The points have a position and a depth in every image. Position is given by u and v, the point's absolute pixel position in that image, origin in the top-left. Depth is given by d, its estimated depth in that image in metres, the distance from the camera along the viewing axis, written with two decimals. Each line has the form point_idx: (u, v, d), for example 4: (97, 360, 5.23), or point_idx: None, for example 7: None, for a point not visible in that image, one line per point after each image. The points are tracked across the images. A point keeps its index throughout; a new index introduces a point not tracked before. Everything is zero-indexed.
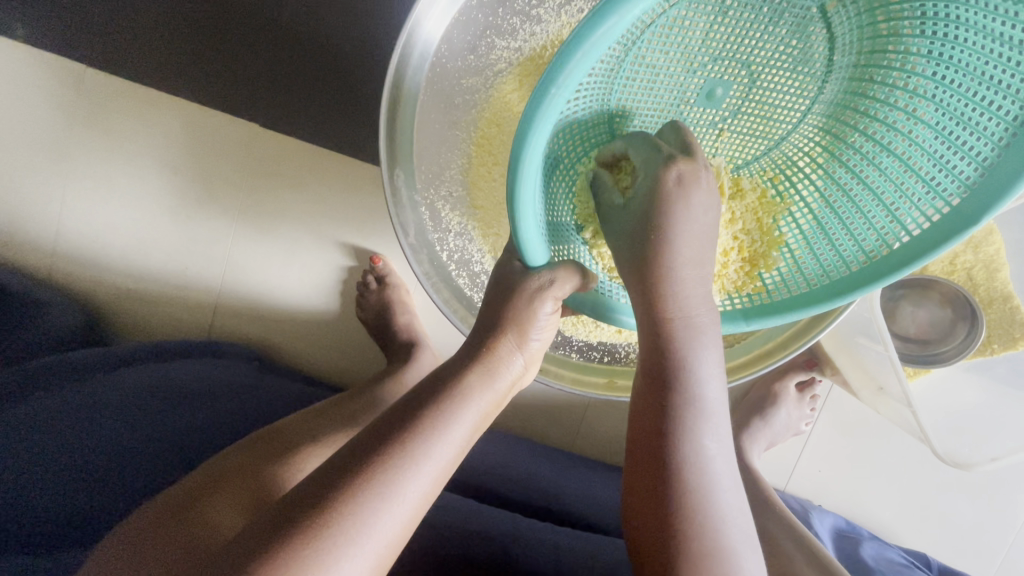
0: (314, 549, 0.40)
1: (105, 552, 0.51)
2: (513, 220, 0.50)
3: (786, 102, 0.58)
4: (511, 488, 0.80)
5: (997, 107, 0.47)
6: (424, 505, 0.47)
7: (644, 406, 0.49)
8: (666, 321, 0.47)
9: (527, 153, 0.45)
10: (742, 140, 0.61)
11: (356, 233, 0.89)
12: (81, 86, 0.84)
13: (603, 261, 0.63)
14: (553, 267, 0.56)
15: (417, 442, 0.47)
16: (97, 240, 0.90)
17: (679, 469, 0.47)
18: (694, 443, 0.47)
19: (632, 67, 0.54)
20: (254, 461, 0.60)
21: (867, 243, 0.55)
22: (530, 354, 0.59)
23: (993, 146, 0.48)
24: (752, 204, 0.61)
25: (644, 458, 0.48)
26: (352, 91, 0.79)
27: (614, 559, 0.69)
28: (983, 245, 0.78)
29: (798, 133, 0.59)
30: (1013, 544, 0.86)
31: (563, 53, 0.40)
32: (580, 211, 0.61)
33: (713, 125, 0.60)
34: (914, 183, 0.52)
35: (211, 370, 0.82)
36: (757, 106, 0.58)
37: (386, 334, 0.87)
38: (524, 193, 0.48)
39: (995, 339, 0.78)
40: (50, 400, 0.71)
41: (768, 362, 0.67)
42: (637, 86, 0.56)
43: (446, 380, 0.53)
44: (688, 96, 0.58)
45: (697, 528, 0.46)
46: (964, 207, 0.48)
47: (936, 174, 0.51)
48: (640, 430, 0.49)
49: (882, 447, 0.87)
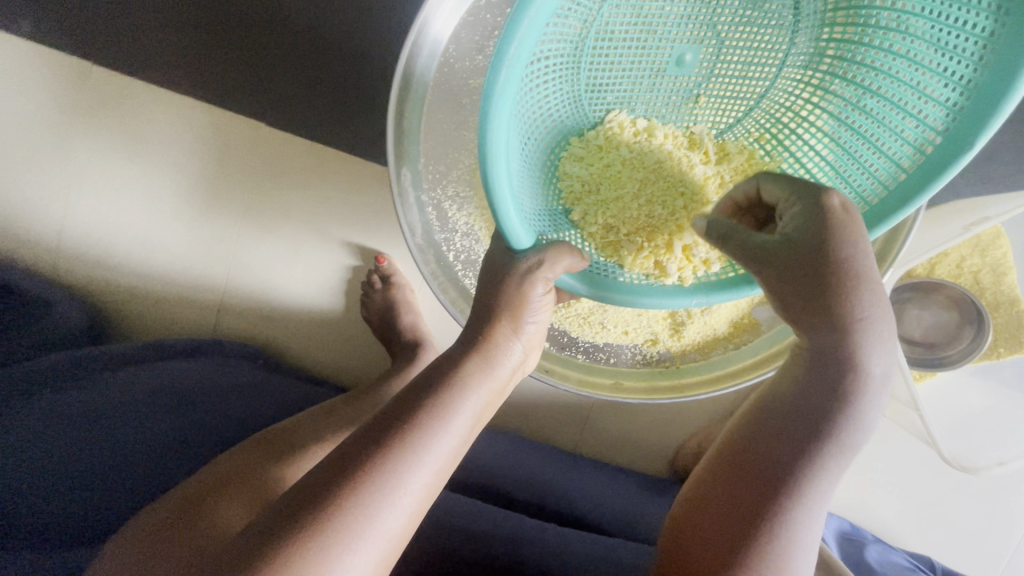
0: (318, 547, 0.40)
1: (111, 554, 0.51)
2: (493, 206, 0.50)
3: (756, 63, 0.62)
4: (516, 488, 0.80)
5: (970, 25, 0.47)
6: (425, 500, 0.47)
7: (774, 432, 0.52)
8: (857, 355, 0.49)
9: (491, 127, 0.46)
10: (721, 103, 0.64)
11: (361, 233, 0.89)
12: (87, 84, 0.84)
13: (594, 241, 0.63)
14: (542, 249, 0.55)
15: (418, 435, 0.47)
16: (100, 238, 0.90)
17: (794, 478, 0.50)
18: (824, 461, 0.50)
19: (597, 43, 0.59)
20: (260, 460, 0.60)
21: (863, 189, 0.56)
22: (528, 340, 0.58)
23: (973, 66, 0.47)
24: (741, 166, 0.63)
25: (748, 479, 0.51)
26: (359, 93, 0.80)
27: (621, 559, 0.68)
28: (990, 249, 0.77)
29: (778, 85, 0.62)
30: (1017, 548, 0.86)
31: (511, 25, 0.43)
32: (568, 193, 0.63)
33: (690, 92, 0.64)
34: (901, 119, 0.53)
35: (216, 369, 0.82)
36: (730, 65, 0.62)
37: (390, 334, 0.87)
38: (499, 175, 0.49)
39: (1001, 343, 0.78)
40: (51, 400, 0.71)
41: (772, 364, 0.67)
42: (606, 62, 0.61)
43: (446, 371, 0.52)
44: (659, 66, 0.62)
45: (778, 533, 0.49)
46: (955, 134, 0.49)
47: (919, 105, 0.52)
48: (757, 453, 0.52)
49: (886, 449, 0.87)
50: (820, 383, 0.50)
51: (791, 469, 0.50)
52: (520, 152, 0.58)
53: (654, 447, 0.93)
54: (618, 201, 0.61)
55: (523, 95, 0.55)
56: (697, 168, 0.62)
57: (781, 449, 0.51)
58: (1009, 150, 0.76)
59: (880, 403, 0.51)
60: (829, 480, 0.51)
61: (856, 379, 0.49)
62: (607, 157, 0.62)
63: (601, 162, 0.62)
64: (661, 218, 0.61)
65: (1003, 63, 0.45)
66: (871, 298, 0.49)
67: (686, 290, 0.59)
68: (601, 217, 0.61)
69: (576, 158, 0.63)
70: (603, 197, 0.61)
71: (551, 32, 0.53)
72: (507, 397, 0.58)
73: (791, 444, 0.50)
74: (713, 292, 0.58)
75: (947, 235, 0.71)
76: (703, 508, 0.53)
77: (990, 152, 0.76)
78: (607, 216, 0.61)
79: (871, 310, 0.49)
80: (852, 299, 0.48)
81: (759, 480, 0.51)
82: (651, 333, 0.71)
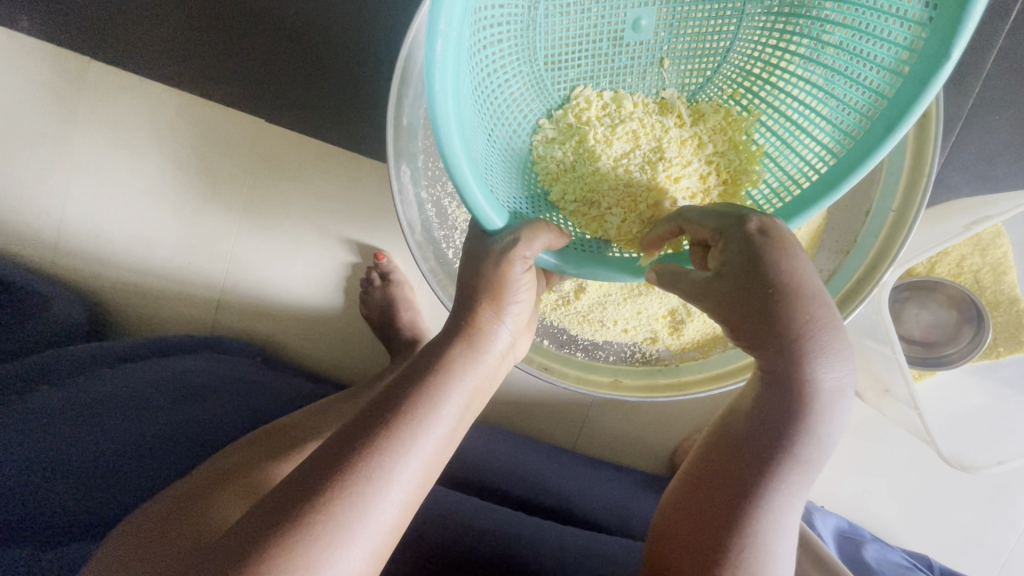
0: (306, 537, 0.40)
1: (109, 548, 0.51)
2: (454, 176, 0.49)
3: (713, 24, 0.63)
4: (513, 484, 0.80)
5: None
6: (419, 488, 0.47)
7: (735, 434, 0.52)
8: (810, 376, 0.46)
9: (438, 100, 0.47)
10: (686, 64, 0.65)
11: (361, 230, 0.89)
12: (85, 79, 0.84)
13: (576, 219, 0.62)
14: (516, 228, 0.52)
15: (406, 423, 0.47)
16: (98, 234, 0.90)
17: (755, 500, 0.49)
18: (782, 483, 0.49)
19: (547, 18, 0.61)
20: (258, 458, 0.61)
21: (847, 125, 0.54)
22: (515, 322, 0.58)
23: None
24: (719, 125, 0.62)
25: (714, 477, 0.52)
26: (360, 91, 0.80)
27: (620, 556, 0.68)
28: (991, 248, 0.77)
29: (739, 41, 0.63)
30: (1016, 546, 0.86)
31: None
32: (544, 175, 0.62)
33: (653, 56, 0.64)
34: (874, 46, 0.52)
35: (216, 366, 0.82)
36: (689, 24, 0.63)
37: (390, 333, 0.87)
38: (455, 146, 0.48)
39: (1001, 342, 0.79)
40: (48, 396, 0.71)
41: (712, 386, 0.70)
42: (561, 37, 0.62)
43: (436, 361, 0.52)
44: (616, 33, 0.63)
45: (743, 552, 0.50)
46: (930, 48, 0.47)
47: (889, 26, 0.50)
48: (719, 453, 0.52)
49: (883, 447, 0.87)
50: (771, 408, 0.48)
51: (751, 490, 0.49)
52: (484, 134, 0.58)
53: (652, 446, 0.93)
54: (595, 173, 0.60)
55: (478, 74, 0.56)
56: (671, 131, 0.61)
57: (743, 472, 0.50)
58: (1008, 152, 0.76)
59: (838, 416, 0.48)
60: (796, 485, 0.50)
61: (815, 401, 0.47)
62: (577, 132, 0.62)
63: (572, 138, 0.62)
64: (641, 185, 0.59)
65: None
66: (815, 316, 0.45)
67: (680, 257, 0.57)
68: (579, 191, 0.60)
69: (549, 138, 0.63)
70: (578, 173, 0.60)
71: (492, 9, 0.56)
72: (497, 382, 0.58)
73: (746, 470, 0.50)
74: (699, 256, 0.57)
75: (947, 234, 0.70)
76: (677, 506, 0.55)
77: (991, 154, 0.76)
78: (585, 191, 0.60)
79: (828, 332, 0.46)
80: (798, 328, 0.45)
81: (723, 479, 0.51)
82: (650, 332, 0.72)
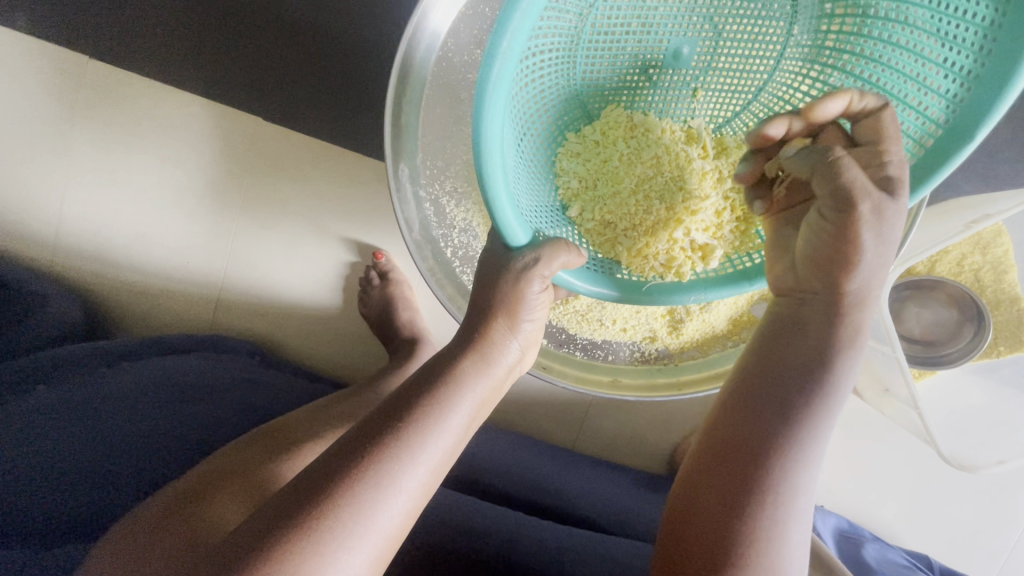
0: (311, 542, 0.40)
1: (105, 549, 0.51)
2: (487, 197, 0.50)
3: (751, 61, 0.62)
4: (511, 484, 0.80)
5: (971, 15, 0.48)
6: (423, 496, 0.47)
7: (772, 391, 0.51)
8: (839, 334, 0.50)
9: (484, 121, 0.46)
10: (719, 97, 0.64)
11: (359, 228, 0.88)
12: (84, 78, 0.83)
13: (592, 238, 0.64)
14: (538, 246, 0.54)
15: (413, 432, 0.47)
16: (97, 233, 0.89)
17: (791, 453, 0.49)
18: (817, 431, 0.49)
19: (592, 36, 0.60)
20: (256, 459, 0.60)
21: None
22: (525, 338, 0.58)
23: (971, 56, 0.49)
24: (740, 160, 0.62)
25: (749, 435, 0.50)
26: (359, 89, 0.79)
27: (620, 556, 0.68)
28: (991, 247, 0.77)
29: (776, 78, 0.62)
30: (1015, 545, 0.86)
31: (503, 18, 0.44)
32: (564, 190, 0.64)
33: (687, 86, 0.65)
34: (902, 112, 0.55)
35: (216, 365, 0.82)
36: (728, 59, 0.62)
37: (389, 331, 0.87)
38: (493, 168, 0.49)
39: (1001, 341, 0.78)
40: (47, 396, 0.70)
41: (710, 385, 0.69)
42: (602, 56, 0.62)
43: (441, 367, 0.52)
44: (655, 59, 0.63)
45: (775, 511, 0.48)
46: (957, 125, 0.50)
47: (920, 96, 0.53)
48: (752, 410, 0.51)
49: (883, 447, 0.87)
50: (804, 361, 0.50)
51: (786, 443, 0.49)
52: (515, 149, 0.59)
53: (651, 445, 0.93)
54: (615, 195, 0.61)
55: (518, 93, 0.56)
56: (695, 162, 0.60)
57: (777, 428, 0.49)
58: (1009, 150, 0.76)
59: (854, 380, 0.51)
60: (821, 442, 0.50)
61: (842, 350, 0.50)
62: (603, 152, 0.63)
63: (598, 156, 0.63)
64: (658, 213, 0.60)
65: (1006, 53, 0.47)
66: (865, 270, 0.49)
67: (684, 286, 0.61)
68: (598, 213, 0.62)
69: (573, 153, 0.64)
70: (599, 193, 0.62)
71: (543, 26, 0.54)
72: (505, 395, 0.58)
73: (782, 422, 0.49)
74: (709, 288, 0.60)
75: (949, 232, 0.70)
76: (705, 468, 0.52)
77: (993, 151, 0.76)
78: (604, 212, 0.62)
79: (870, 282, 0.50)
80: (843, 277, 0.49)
81: (761, 437, 0.49)
82: (649, 331, 0.71)
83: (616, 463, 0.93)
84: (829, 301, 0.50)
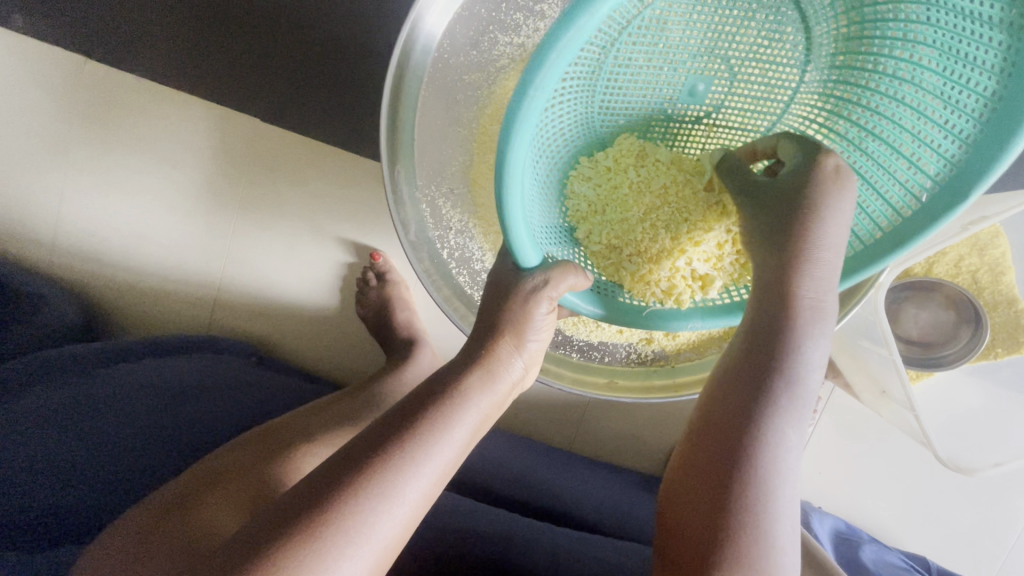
0: (313, 550, 0.40)
1: (101, 549, 0.51)
2: (503, 219, 0.50)
3: (764, 100, 0.62)
4: (509, 485, 0.80)
5: (974, 83, 0.49)
6: (423, 506, 0.47)
7: (737, 375, 0.50)
8: (798, 306, 0.49)
9: (512, 148, 0.46)
10: (731, 135, 0.64)
11: (357, 230, 0.89)
12: (83, 78, 0.83)
13: (597, 260, 0.65)
14: (548, 267, 0.56)
15: (417, 444, 0.47)
16: (95, 233, 0.90)
17: (763, 435, 0.48)
18: (785, 409, 0.48)
19: (613, 69, 0.58)
20: (253, 460, 0.60)
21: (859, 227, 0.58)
22: (529, 357, 0.59)
23: (972, 121, 0.49)
24: None
25: (718, 424, 0.50)
26: (357, 90, 0.79)
27: (616, 558, 0.68)
28: (988, 248, 0.78)
29: (784, 121, 0.62)
30: (1013, 547, 0.86)
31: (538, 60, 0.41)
32: (574, 212, 0.65)
33: (700, 120, 0.64)
34: (901, 164, 0.55)
35: (213, 366, 0.82)
36: (742, 98, 0.62)
37: (385, 333, 0.87)
38: (514, 201, 0.49)
39: (999, 343, 0.78)
40: (44, 395, 0.70)
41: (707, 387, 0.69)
42: (619, 86, 0.60)
43: (446, 381, 0.53)
44: (671, 93, 0.62)
45: (757, 493, 0.47)
46: (954, 185, 0.50)
47: (918, 151, 0.54)
48: (720, 396, 0.51)
49: (881, 449, 0.87)
50: (762, 338, 0.50)
51: (756, 424, 0.48)
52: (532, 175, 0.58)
53: (649, 447, 0.93)
54: (624, 222, 0.62)
55: (540, 130, 0.55)
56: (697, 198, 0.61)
57: (746, 410, 0.49)
58: None
59: (821, 352, 0.50)
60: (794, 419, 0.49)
61: (801, 321, 0.49)
62: (615, 178, 0.62)
63: (610, 182, 0.63)
64: (663, 242, 0.61)
65: (1003, 123, 0.47)
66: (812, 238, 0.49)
67: (683, 313, 0.62)
68: (604, 237, 0.63)
69: (585, 177, 0.63)
70: (607, 217, 0.63)
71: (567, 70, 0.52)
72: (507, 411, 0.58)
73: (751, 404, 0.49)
74: (706, 316, 0.61)
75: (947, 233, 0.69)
76: (683, 460, 0.52)
77: None
78: (610, 237, 0.63)
79: (823, 250, 0.50)
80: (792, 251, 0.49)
81: (731, 422, 0.49)
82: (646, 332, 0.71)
83: (614, 465, 0.93)
84: (786, 275, 0.50)
